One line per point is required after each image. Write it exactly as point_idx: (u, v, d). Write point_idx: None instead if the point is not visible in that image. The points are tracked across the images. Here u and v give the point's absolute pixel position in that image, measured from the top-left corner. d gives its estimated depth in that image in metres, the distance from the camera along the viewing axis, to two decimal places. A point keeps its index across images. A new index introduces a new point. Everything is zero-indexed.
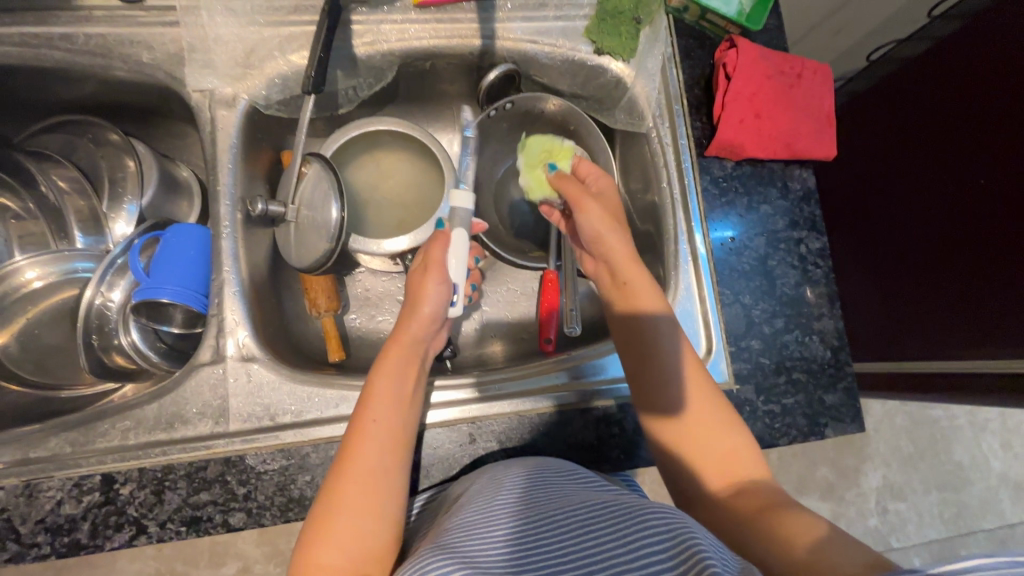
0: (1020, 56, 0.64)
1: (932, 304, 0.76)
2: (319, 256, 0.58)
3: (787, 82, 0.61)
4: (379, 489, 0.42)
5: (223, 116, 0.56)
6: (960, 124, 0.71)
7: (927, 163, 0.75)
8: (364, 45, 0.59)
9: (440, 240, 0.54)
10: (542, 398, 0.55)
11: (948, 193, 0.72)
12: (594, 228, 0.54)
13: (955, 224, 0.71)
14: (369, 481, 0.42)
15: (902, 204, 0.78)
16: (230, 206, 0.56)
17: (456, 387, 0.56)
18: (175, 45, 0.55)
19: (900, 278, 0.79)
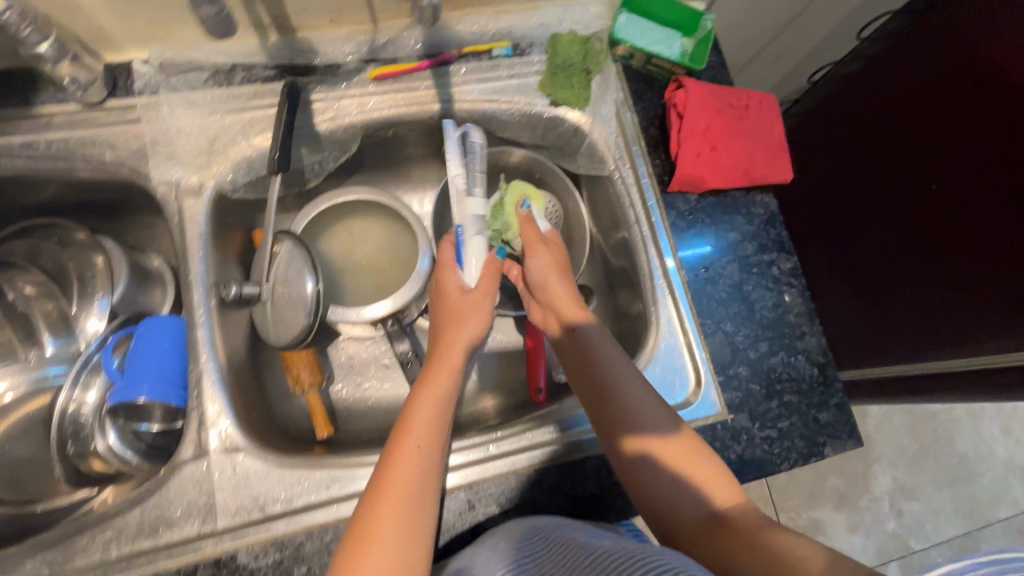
0: (956, 62, 0.67)
1: (915, 307, 0.75)
2: (297, 332, 0.58)
3: (737, 113, 0.63)
4: (412, 511, 0.44)
5: (190, 205, 0.56)
6: (903, 130, 0.74)
7: (881, 170, 0.78)
8: (325, 122, 0.60)
9: (447, 257, 0.60)
10: (539, 453, 0.54)
11: (908, 195, 0.74)
12: (541, 275, 0.60)
13: (922, 222, 0.73)
14: (406, 499, 0.44)
15: (866, 210, 0.81)
16: (204, 293, 0.55)
17: (455, 451, 0.54)
18: (136, 141, 0.56)
19: (884, 284, 0.79)
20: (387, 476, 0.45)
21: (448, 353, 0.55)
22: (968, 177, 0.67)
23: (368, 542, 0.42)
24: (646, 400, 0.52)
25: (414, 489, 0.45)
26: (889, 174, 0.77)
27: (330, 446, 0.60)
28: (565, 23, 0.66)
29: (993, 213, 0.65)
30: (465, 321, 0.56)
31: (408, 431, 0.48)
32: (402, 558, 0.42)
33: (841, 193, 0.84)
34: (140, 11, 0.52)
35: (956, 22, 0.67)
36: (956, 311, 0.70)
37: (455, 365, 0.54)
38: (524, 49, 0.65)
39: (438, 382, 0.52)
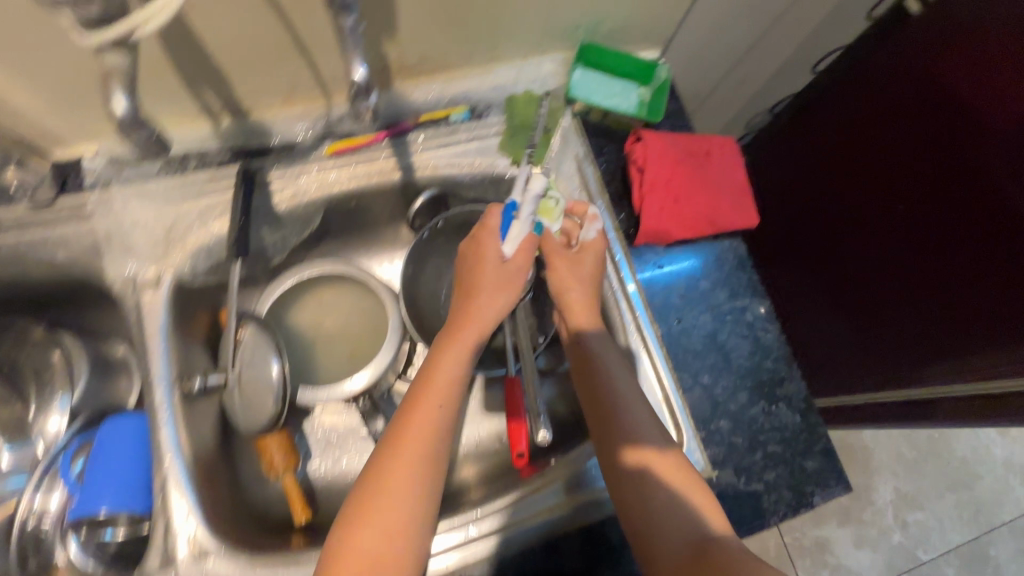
0: (921, 81, 0.69)
1: (906, 328, 0.76)
2: (267, 420, 0.57)
3: (698, 161, 0.63)
4: (422, 468, 0.48)
5: (148, 299, 0.55)
6: (875, 154, 0.76)
7: (858, 193, 0.79)
8: (284, 200, 0.59)
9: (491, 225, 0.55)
10: (537, 527, 0.53)
11: (886, 217, 0.76)
12: (564, 286, 0.58)
13: (902, 242, 0.74)
14: (418, 458, 0.48)
15: (850, 229, 0.81)
16: (166, 391, 0.54)
17: (455, 527, 0.53)
18: (89, 238, 0.55)
19: (874, 305, 0.80)
20: (391, 468, 0.47)
21: (476, 318, 0.54)
22: (938, 198, 0.69)
23: (360, 535, 0.45)
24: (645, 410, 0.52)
25: (426, 453, 0.49)
26: (867, 196, 0.78)
27: (307, 534, 0.58)
28: (520, 84, 0.66)
29: (968, 233, 0.66)
30: (496, 288, 0.55)
31: (427, 392, 0.51)
32: (404, 512, 0.46)
33: (825, 213, 0.85)
34: (85, 110, 0.51)
35: (921, 49, 0.69)
36: (942, 332, 0.71)
37: (480, 336, 0.54)
38: (481, 111, 0.65)
39: (460, 350, 0.53)
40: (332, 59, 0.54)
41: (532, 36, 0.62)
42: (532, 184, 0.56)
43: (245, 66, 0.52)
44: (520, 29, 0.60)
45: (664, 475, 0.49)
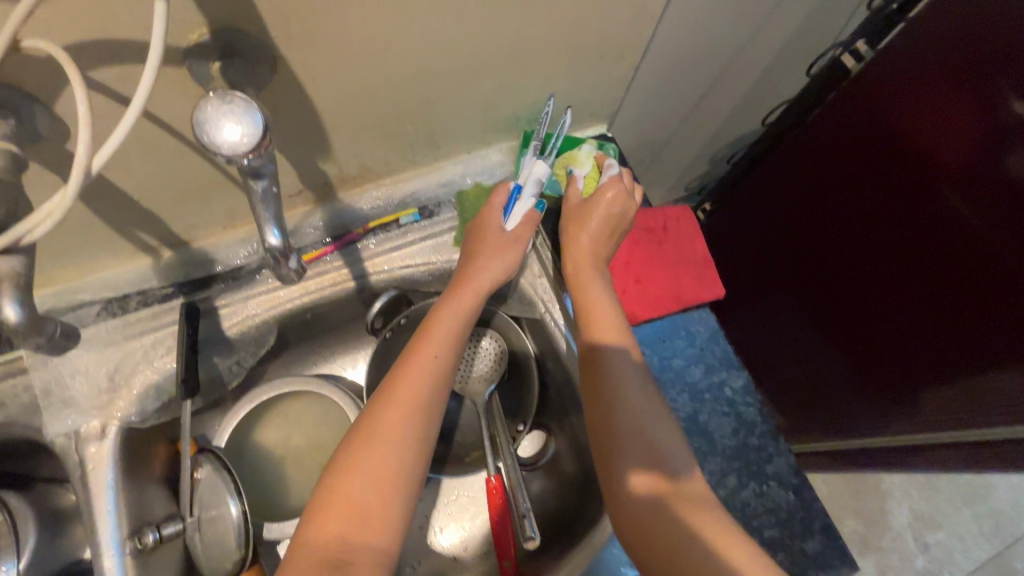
0: (881, 88, 0.67)
1: (896, 368, 0.75)
2: (229, 566, 0.53)
3: (656, 239, 0.63)
4: (414, 420, 0.46)
5: (93, 452, 0.52)
6: (843, 195, 0.76)
7: (832, 233, 0.79)
8: (233, 326, 0.57)
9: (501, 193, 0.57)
10: None
11: (861, 256, 0.75)
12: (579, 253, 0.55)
13: (879, 281, 0.73)
14: (412, 407, 0.46)
15: (838, 241, 0.78)
16: (115, 556, 0.50)
17: None
18: (28, 394, 0.52)
19: (861, 345, 0.79)
20: (384, 415, 0.45)
21: (479, 276, 0.53)
22: (899, 232, 0.69)
23: (346, 489, 0.42)
24: (647, 379, 0.50)
25: (419, 405, 0.46)
26: (842, 234, 0.77)
27: None
28: (468, 177, 0.65)
29: (938, 275, 0.65)
30: (497, 253, 0.55)
31: (425, 342, 0.50)
32: (391, 463, 0.44)
33: (809, 233, 0.83)
34: None
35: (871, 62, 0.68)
36: (928, 373, 0.70)
37: (480, 299, 0.53)
38: (432, 209, 0.64)
39: (463, 303, 0.52)
40: None
41: (474, 134, 0.62)
42: (534, 168, 0.57)
43: (177, 204, 0.50)
44: (459, 130, 0.60)
45: (657, 453, 0.46)
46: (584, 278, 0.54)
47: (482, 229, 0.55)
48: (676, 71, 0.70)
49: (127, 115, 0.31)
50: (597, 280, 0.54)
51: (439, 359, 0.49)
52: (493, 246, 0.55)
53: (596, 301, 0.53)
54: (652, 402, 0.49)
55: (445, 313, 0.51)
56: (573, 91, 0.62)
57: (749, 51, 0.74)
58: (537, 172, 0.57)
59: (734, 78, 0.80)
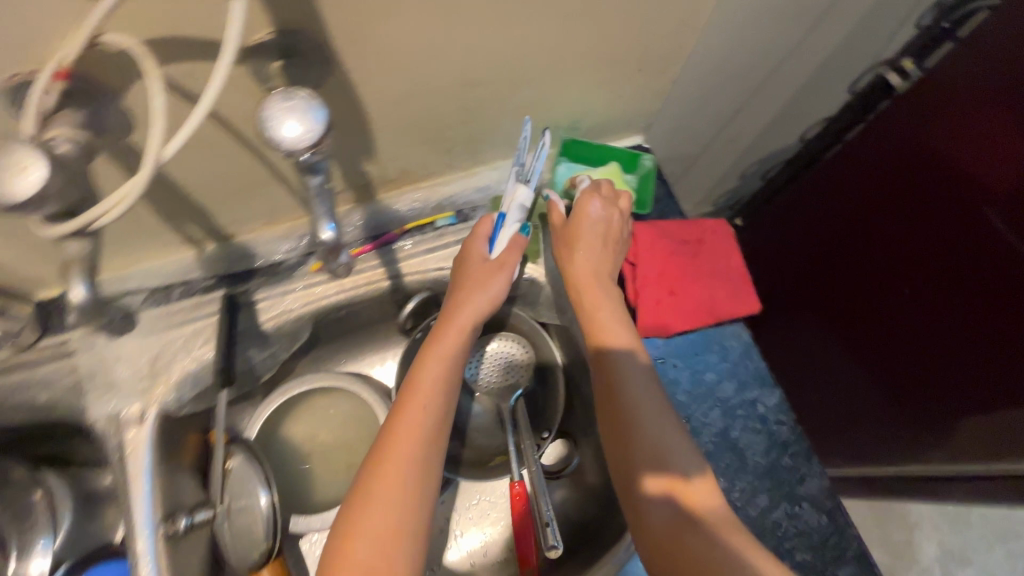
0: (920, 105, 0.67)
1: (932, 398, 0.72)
2: (257, 556, 0.55)
3: (692, 250, 0.62)
4: (410, 474, 0.45)
5: (131, 437, 0.53)
6: (879, 218, 0.75)
7: (869, 256, 0.77)
8: (270, 319, 0.58)
9: (482, 229, 0.56)
10: None
11: (897, 281, 0.73)
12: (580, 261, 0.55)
13: (916, 307, 0.71)
14: (405, 463, 0.45)
15: (869, 263, 0.77)
16: (150, 543, 0.48)
17: None
18: (71, 377, 0.54)
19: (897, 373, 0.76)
20: (379, 471, 0.45)
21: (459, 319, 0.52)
22: (933, 255, 0.68)
23: (350, 547, 0.41)
24: (656, 401, 0.48)
25: (412, 457, 0.46)
26: (878, 258, 0.76)
27: None
28: (505, 184, 0.66)
29: (986, 303, 0.63)
30: (475, 289, 0.53)
31: (413, 389, 0.49)
32: (394, 523, 0.43)
33: (840, 253, 0.82)
34: None
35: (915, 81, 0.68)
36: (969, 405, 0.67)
37: (461, 337, 0.52)
38: (468, 213, 0.65)
39: (444, 347, 0.51)
40: None
41: (512, 141, 0.63)
42: (516, 194, 0.54)
43: (226, 200, 0.52)
44: (499, 137, 0.61)
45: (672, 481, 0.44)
46: (594, 297, 0.54)
47: (469, 273, 0.54)
48: (715, 88, 0.70)
49: (193, 116, 0.31)
50: (607, 297, 0.54)
51: (429, 408, 0.48)
52: (472, 284, 0.54)
53: (604, 323, 0.53)
54: (666, 425, 0.46)
55: (433, 363, 0.50)
56: (613, 103, 0.63)
57: (789, 70, 0.74)
58: (520, 199, 0.54)
59: (770, 99, 0.80)
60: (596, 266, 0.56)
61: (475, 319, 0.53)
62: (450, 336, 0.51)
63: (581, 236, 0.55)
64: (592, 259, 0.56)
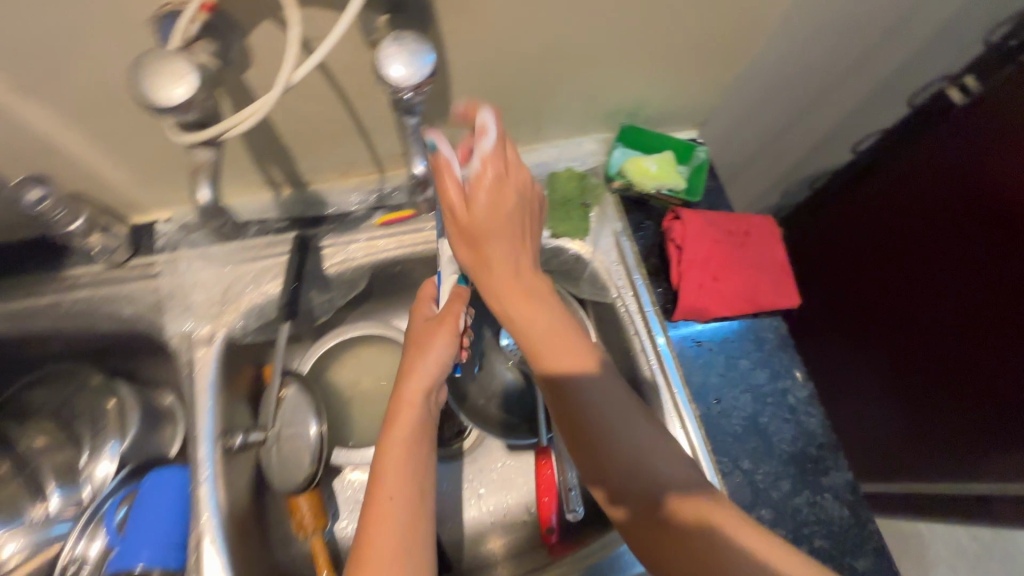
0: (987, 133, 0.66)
1: (949, 431, 0.75)
2: (301, 480, 0.58)
3: (737, 241, 0.64)
4: (400, 553, 0.40)
5: (201, 356, 0.58)
6: (909, 258, 0.77)
7: (896, 290, 0.80)
8: (334, 265, 0.62)
9: (422, 297, 0.54)
10: None
11: (925, 319, 0.76)
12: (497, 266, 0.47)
13: (942, 345, 0.74)
14: (392, 548, 0.40)
15: (911, 288, 0.77)
16: (209, 447, 0.55)
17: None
18: (154, 295, 0.59)
19: (917, 403, 0.80)
20: (366, 556, 0.40)
21: (416, 377, 0.48)
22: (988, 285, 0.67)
23: None
24: (606, 412, 0.46)
25: (400, 535, 0.41)
26: (921, 283, 0.75)
27: None
28: (561, 162, 0.70)
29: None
30: (430, 343, 0.49)
31: (386, 459, 0.45)
32: None
33: (881, 273, 0.82)
34: (167, 182, 0.56)
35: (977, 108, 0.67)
36: (984, 442, 0.71)
37: (417, 398, 0.48)
38: None
39: (404, 416, 0.47)
40: (388, 140, 0.58)
41: (574, 120, 0.66)
42: (444, 248, 0.56)
43: (309, 148, 0.56)
44: (562, 115, 0.64)
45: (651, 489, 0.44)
46: (518, 305, 0.47)
47: (419, 341, 0.49)
48: (776, 90, 0.72)
49: (333, 33, 0.35)
50: (534, 301, 0.47)
51: (405, 472, 0.44)
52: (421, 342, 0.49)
53: (540, 336, 0.47)
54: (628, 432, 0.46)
55: (393, 449, 0.45)
56: (674, 92, 0.65)
57: (851, 82, 0.75)
58: (445, 253, 0.57)
59: (826, 112, 0.81)
60: (517, 262, 0.48)
61: (429, 388, 0.48)
62: (410, 413, 0.47)
63: (487, 224, 0.46)
64: (511, 257, 0.47)
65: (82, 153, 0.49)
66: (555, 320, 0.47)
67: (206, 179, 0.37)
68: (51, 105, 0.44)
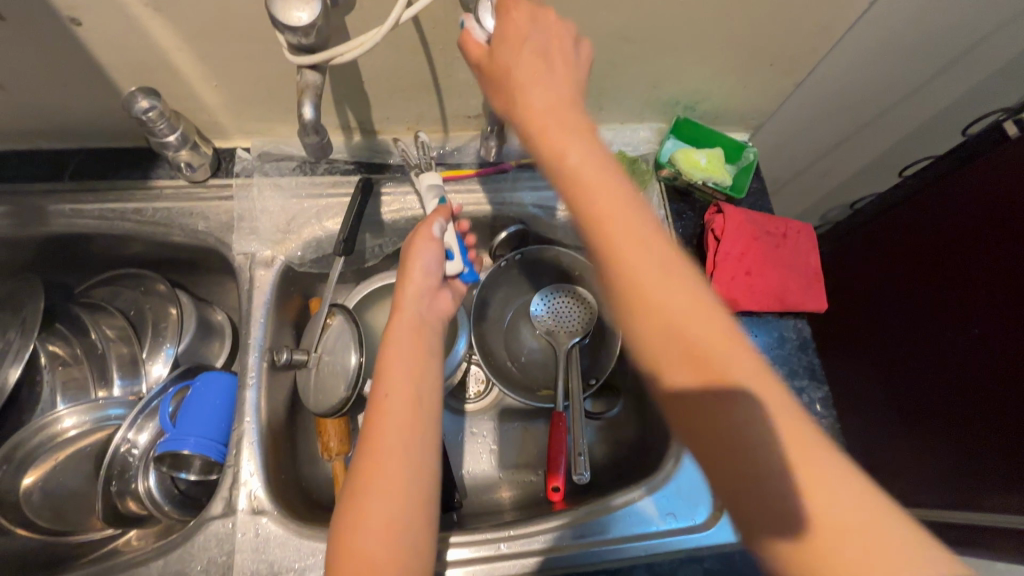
0: None
1: (947, 457, 0.75)
2: (336, 402, 0.60)
3: (773, 242, 0.66)
4: (398, 445, 0.46)
5: (260, 276, 0.63)
6: (942, 282, 0.74)
7: (909, 317, 0.80)
8: (390, 212, 0.67)
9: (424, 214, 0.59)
10: (539, 540, 0.57)
11: (933, 347, 0.76)
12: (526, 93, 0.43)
13: (946, 372, 0.74)
14: (391, 443, 0.46)
15: (939, 312, 0.75)
16: (258, 357, 0.60)
17: (525, 540, 0.57)
18: (227, 215, 0.64)
19: (920, 426, 0.79)
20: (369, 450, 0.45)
21: (408, 288, 0.54)
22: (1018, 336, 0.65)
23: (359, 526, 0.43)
24: (655, 274, 0.40)
25: (398, 428, 0.46)
26: (953, 310, 0.73)
27: None
28: (615, 146, 0.73)
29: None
30: (418, 253, 0.54)
31: (386, 360, 0.50)
32: (399, 503, 0.43)
33: (915, 293, 0.79)
34: (253, 113, 0.61)
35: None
36: (980, 469, 0.70)
37: (408, 305, 0.53)
38: None
39: (398, 324, 0.52)
40: (459, 100, 0.62)
41: (633, 106, 0.69)
42: (424, 178, 0.59)
43: (387, 97, 0.61)
44: (624, 98, 0.67)
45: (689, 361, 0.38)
46: (561, 147, 0.43)
47: (406, 255, 0.55)
48: (833, 104, 0.73)
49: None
50: (577, 146, 0.43)
51: (400, 373, 0.49)
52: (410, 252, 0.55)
53: (586, 185, 0.42)
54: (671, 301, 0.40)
55: (395, 345, 0.51)
56: (734, 92, 0.68)
57: (909, 107, 0.77)
58: (428, 181, 0.59)
59: (880, 134, 0.82)
60: (558, 97, 0.43)
61: (425, 296, 0.55)
62: (405, 315, 0.53)
63: (515, 69, 0.43)
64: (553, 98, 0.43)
65: (188, 74, 0.55)
66: (597, 166, 0.43)
67: (313, 96, 0.42)
68: (172, 26, 0.49)
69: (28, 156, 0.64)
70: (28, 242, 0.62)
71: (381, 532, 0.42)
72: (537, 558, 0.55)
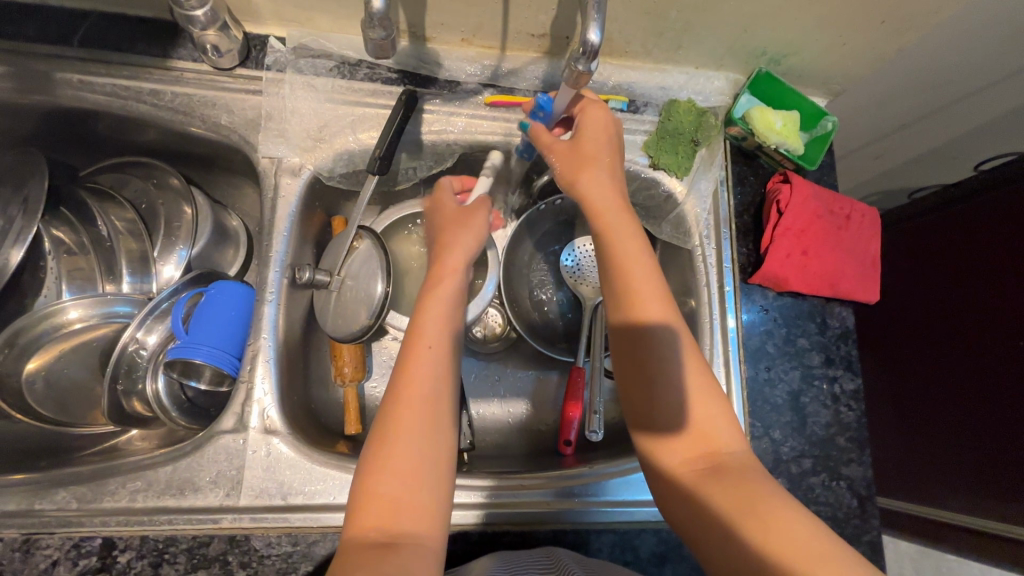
0: None
1: (938, 459, 0.74)
2: (356, 329, 0.58)
3: (836, 223, 0.61)
4: (428, 397, 0.44)
5: (286, 184, 0.58)
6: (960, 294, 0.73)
7: (948, 324, 0.74)
8: (431, 133, 0.61)
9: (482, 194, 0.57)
10: (549, 493, 0.56)
11: (964, 362, 0.71)
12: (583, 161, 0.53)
13: (972, 389, 0.70)
14: (420, 392, 0.44)
15: (949, 324, 0.73)
16: (278, 273, 0.57)
17: (536, 492, 0.56)
18: (253, 111, 0.58)
19: (934, 434, 0.75)
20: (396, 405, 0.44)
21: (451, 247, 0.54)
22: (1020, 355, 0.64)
23: (374, 476, 0.41)
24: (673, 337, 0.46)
25: (426, 379, 0.45)
26: (964, 323, 0.72)
27: (353, 444, 0.59)
28: (685, 92, 0.66)
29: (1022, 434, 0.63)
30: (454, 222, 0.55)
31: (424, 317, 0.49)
32: (421, 453, 0.42)
33: (938, 301, 0.75)
34: None
35: None
36: (999, 481, 0.66)
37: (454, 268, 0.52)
38: (639, 106, 0.65)
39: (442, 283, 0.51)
40: (526, 15, 0.55)
41: (714, 49, 0.61)
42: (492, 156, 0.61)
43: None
44: (708, 38, 0.60)
45: (687, 433, 0.44)
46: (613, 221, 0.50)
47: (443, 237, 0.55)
48: (930, 80, 0.66)
49: None
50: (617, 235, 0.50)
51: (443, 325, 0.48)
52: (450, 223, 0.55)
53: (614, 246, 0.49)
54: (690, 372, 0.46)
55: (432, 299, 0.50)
56: (830, 49, 0.61)
57: (1008, 93, 0.70)
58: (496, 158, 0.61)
59: (966, 121, 0.75)
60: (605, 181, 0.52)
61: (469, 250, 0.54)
62: (452, 265, 0.52)
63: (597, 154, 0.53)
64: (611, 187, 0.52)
65: None
66: (640, 258, 0.49)
67: None
68: None
69: (31, 10, 0.56)
70: (32, 111, 0.56)
71: (405, 472, 0.41)
72: (546, 511, 0.55)
